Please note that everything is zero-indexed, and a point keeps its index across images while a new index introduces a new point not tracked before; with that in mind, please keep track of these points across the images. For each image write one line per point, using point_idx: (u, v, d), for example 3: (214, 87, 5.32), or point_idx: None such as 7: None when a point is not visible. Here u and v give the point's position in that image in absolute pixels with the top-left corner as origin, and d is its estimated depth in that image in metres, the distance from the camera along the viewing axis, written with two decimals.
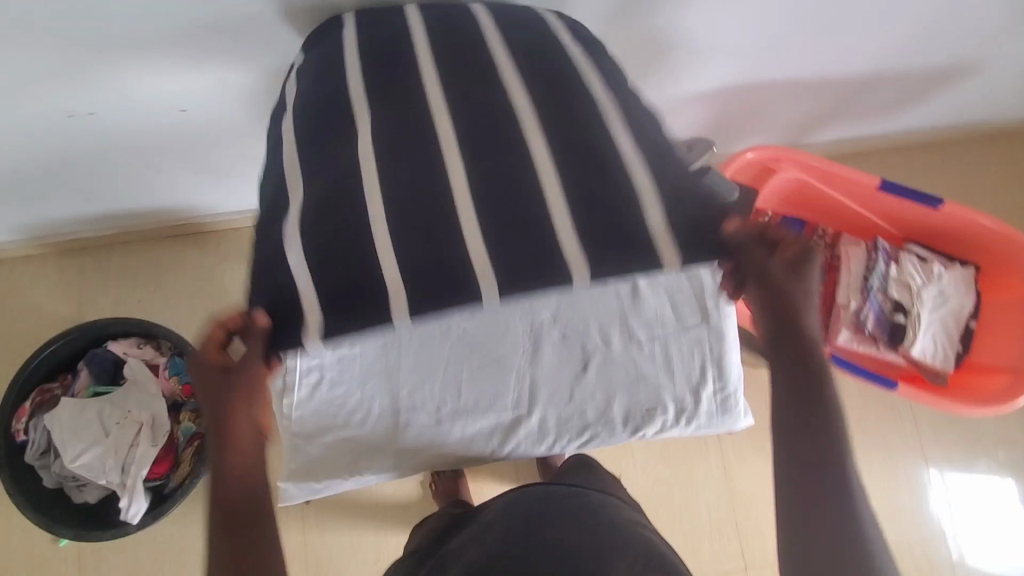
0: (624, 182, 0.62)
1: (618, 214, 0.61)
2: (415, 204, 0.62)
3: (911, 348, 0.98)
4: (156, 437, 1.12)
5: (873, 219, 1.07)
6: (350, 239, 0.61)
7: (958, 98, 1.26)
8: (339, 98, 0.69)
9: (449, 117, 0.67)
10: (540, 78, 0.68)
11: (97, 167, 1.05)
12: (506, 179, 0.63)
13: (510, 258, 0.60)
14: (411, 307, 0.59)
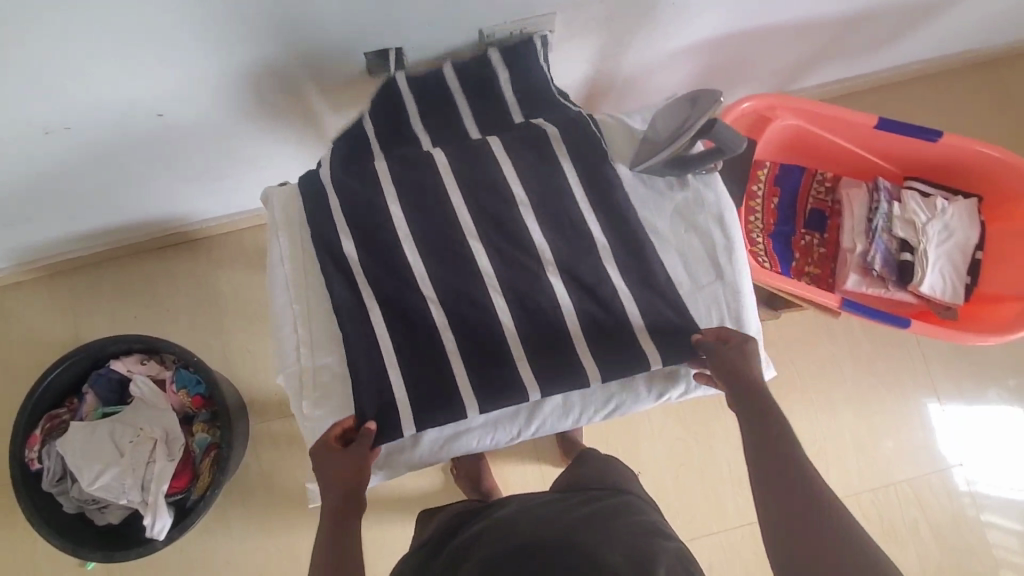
0: (617, 293, 0.79)
1: (616, 323, 0.79)
2: (464, 313, 0.77)
3: (920, 285, 0.98)
4: (173, 451, 1.11)
5: (872, 159, 1.06)
6: (415, 335, 0.77)
7: (945, 29, 1.25)
8: (371, 197, 0.78)
9: (475, 227, 0.79)
10: (545, 183, 0.80)
11: (78, 183, 1.01)
12: (528, 294, 0.78)
13: (542, 354, 0.77)
14: (477, 400, 0.75)
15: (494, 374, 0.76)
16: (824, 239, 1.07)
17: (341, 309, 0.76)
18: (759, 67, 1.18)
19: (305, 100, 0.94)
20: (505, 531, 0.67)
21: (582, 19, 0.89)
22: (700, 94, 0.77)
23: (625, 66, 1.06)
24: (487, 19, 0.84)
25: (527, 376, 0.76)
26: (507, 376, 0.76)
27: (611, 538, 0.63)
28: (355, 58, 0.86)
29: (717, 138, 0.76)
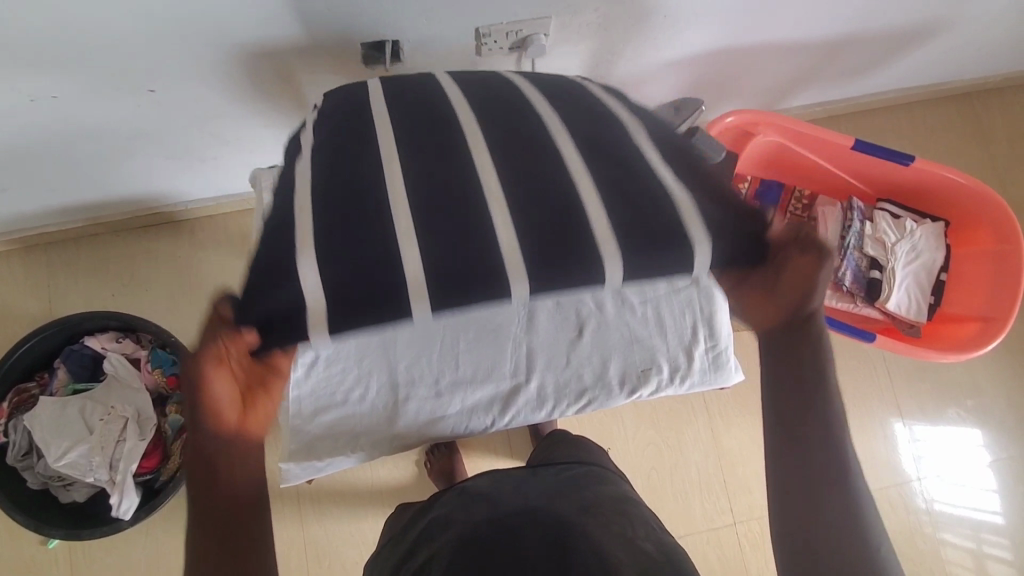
0: (660, 197, 0.61)
1: (650, 205, 0.61)
2: (449, 224, 0.60)
3: (887, 302, 1.01)
4: (144, 431, 1.09)
5: (848, 179, 1.11)
6: (368, 225, 0.59)
7: (923, 59, 1.30)
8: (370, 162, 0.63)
9: (492, 170, 0.62)
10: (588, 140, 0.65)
11: (64, 154, 1.00)
12: (550, 207, 0.61)
13: (538, 240, 0.60)
14: (434, 302, 0.58)
15: (478, 287, 0.58)
16: None
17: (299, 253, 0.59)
18: (745, 84, 1.22)
19: (298, 86, 0.94)
20: (475, 506, 0.67)
21: (577, 25, 0.91)
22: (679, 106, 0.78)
23: (617, 75, 1.08)
24: (483, 17, 0.86)
25: (512, 258, 0.59)
26: (486, 276, 0.58)
27: (585, 512, 0.64)
28: (350, 47, 0.87)
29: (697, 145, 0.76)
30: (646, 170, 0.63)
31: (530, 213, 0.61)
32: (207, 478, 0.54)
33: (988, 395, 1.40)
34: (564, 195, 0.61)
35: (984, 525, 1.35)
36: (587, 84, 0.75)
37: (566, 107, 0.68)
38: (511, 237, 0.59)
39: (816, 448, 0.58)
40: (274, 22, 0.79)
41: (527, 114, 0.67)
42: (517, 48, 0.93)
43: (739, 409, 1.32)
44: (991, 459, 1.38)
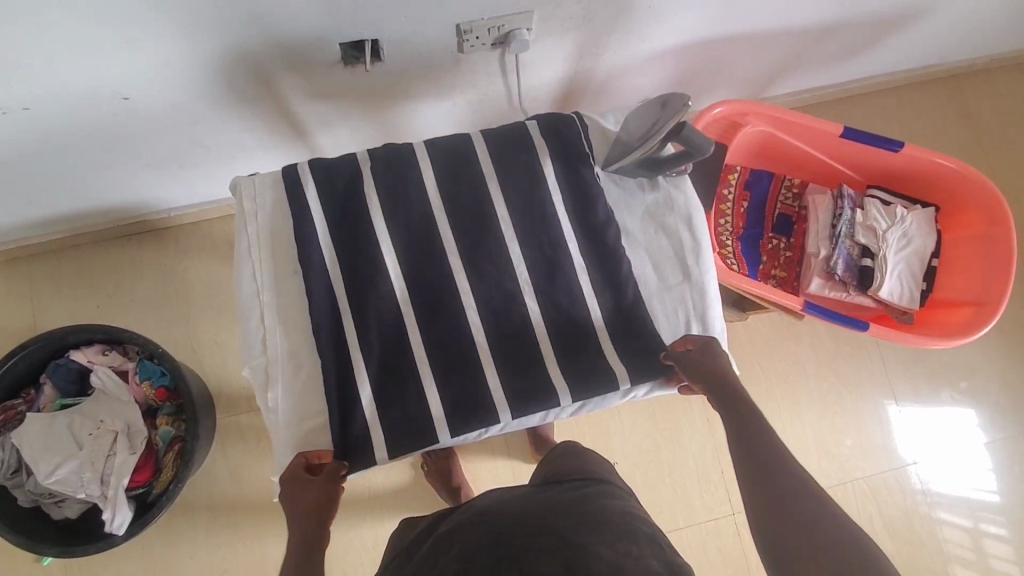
0: (595, 344, 0.73)
1: (586, 352, 0.73)
2: (450, 361, 0.71)
3: (879, 290, 1.01)
4: (134, 445, 1.08)
5: (838, 167, 1.10)
6: (392, 349, 0.71)
7: (910, 42, 1.29)
8: (370, 268, 0.72)
9: (474, 305, 0.72)
10: (541, 259, 0.74)
11: (39, 166, 0.98)
12: (517, 342, 0.72)
13: (515, 378, 0.71)
14: (453, 429, 0.69)
15: (472, 416, 0.70)
16: (790, 243, 1.10)
17: (328, 379, 0.69)
18: (731, 72, 1.21)
19: (277, 90, 0.92)
20: (483, 521, 0.67)
21: (559, 18, 0.89)
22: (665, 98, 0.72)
23: (601, 68, 1.07)
24: (463, 13, 0.84)
25: (497, 395, 0.70)
26: (482, 413, 0.70)
27: (591, 525, 0.64)
28: (328, 47, 0.84)
29: (686, 143, 0.72)
30: (583, 313, 0.74)
31: (502, 342, 0.72)
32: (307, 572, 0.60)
33: (981, 375, 1.41)
34: (524, 338, 0.72)
35: (980, 504, 1.36)
36: (532, 126, 0.78)
37: (534, 222, 0.75)
38: (495, 372, 0.71)
39: (778, 505, 0.56)
40: (248, 25, 0.77)
41: (497, 235, 0.74)
42: (500, 43, 0.91)
43: None
44: (985, 439, 1.38)
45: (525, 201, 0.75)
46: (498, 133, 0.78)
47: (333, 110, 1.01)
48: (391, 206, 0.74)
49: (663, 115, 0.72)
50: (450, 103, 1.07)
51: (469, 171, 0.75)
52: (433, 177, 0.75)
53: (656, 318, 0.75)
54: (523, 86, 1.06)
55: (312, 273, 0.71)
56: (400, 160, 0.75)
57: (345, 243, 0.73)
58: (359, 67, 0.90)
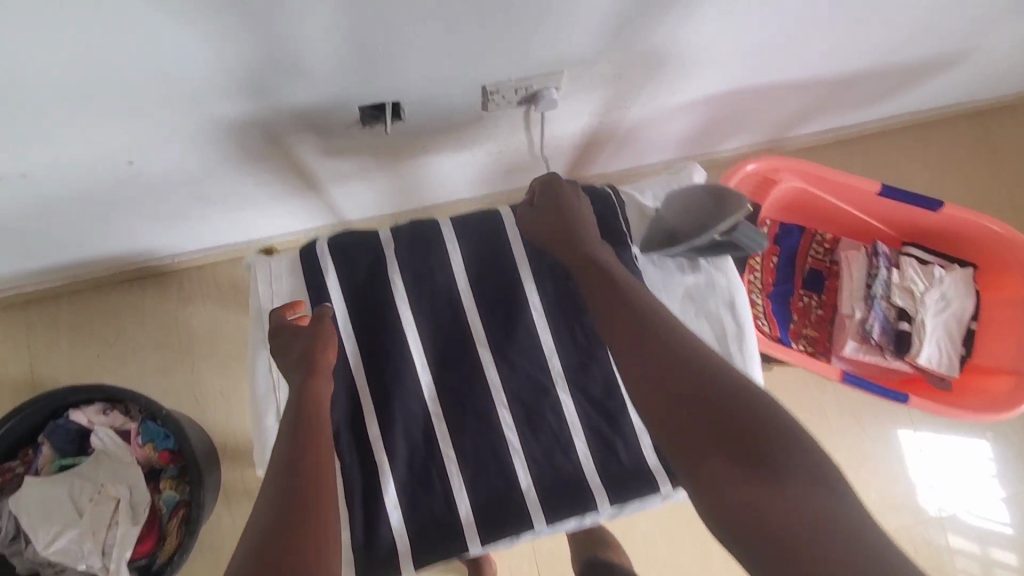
0: (633, 439, 0.69)
1: (623, 447, 0.69)
2: (480, 461, 0.67)
3: (918, 356, 0.97)
4: (137, 514, 1.03)
5: (872, 223, 1.05)
6: (418, 451, 0.67)
7: (942, 85, 1.25)
8: (394, 359, 0.68)
9: (506, 400, 0.69)
10: (574, 348, 0.71)
11: (36, 224, 0.92)
12: (553, 438, 0.69)
13: (550, 479, 0.67)
14: (484, 536, 0.66)
15: (503, 521, 0.66)
16: (822, 300, 1.05)
17: (353, 484, 0.65)
18: (758, 119, 1.17)
19: (291, 149, 0.87)
20: None
21: (590, 78, 0.85)
22: (720, 191, 0.72)
23: (627, 119, 1.02)
24: (491, 76, 0.79)
25: (531, 498, 0.67)
26: (514, 517, 0.66)
27: None
28: (346, 110, 0.80)
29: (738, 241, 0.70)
30: (620, 404, 0.70)
31: (536, 438, 0.68)
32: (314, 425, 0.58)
33: (1010, 424, 1.37)
34: (558, 435, 0.69)
35: (1005, 555, 1.32)
36: None
37: (567, 309, 0.71)
38: (528, 470, 0.68)
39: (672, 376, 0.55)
40: (262, 91, 0.72)
41: (529, 324, 0.70)
42: (526, 101, 0.86)
43: None
44: (998, 470, 1.35)
45: (559, 288, 0.71)
46: (527, 207, 0.73)
47: (347, 163, 0.95)
48: (417, 294, 0.69)
49: (724, 205, 0.70)
50: (469, 154, 1.02)
51: (498, 253, 0.71)
52: (461, 260, 0.71)
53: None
54: (546, 138, 1.02)
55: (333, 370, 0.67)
56: (426, 242, 0.71)
57: (369, 331, 0.68)
58: (379, 127, 0.85)
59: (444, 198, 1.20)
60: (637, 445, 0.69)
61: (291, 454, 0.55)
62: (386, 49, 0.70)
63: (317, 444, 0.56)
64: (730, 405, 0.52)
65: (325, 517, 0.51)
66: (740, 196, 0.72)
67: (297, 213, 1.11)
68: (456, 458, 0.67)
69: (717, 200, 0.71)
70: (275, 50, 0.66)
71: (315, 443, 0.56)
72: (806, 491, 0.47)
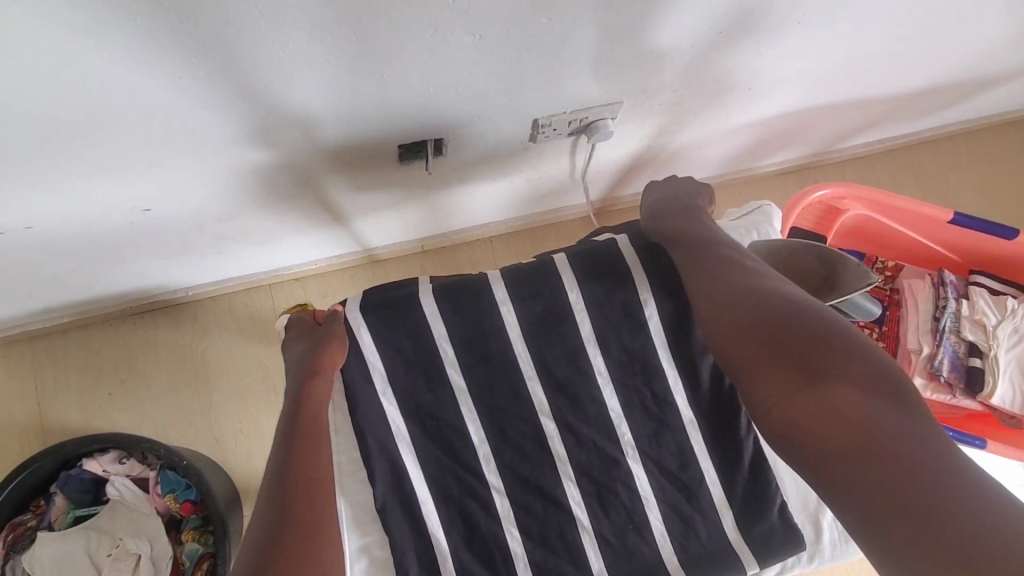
0: (712, 515, 0.62)
1: (702, 522, 0.62)
2: (546, 544, 0.61)
3: (992, 396, 0.90)
4: (158, 569, 0.97)
5: (937, 250, 0.99)
6: (478, 533, 0.61)
7: (999, 95, 1.18)
8: (452, 432, 0.62)
9: (571, 473, 0.63)
10: (645, 411, 0.64)
11: (43, 271, 0.86)
12: (625, 514, 0.62)
13: (622, 561, 0.61)
14: None
15: None
16: (883, 332, 0.99)
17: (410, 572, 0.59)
18: (810, 136, 1.10)
19: (321, 186, 0.80)
20: None
21: (647, 106, 0.78)
22: (844, 262, 0.62)
23: (677, 143, 0.95)
24: (542, 109, 0.72)
25: None
26: None
27: None
28: (383, 147, 0.73)
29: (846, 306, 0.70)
30: (697, 475, 0.63)
31: (605, 515, 0.62)
32: (310, 421, 0.56)
33: None
34: (629, 512, 0.62)
35: None
36: (632, 250, 0.67)
37: (635, 372, 0.64)
38: (598, 550, 0.61)
39: (733, 300, 0.55)
40: (291, 130, 0.66)
41: (594, 389, 0.64)
42: (577, 132, 0.80)
43: None
44: None
45: (627, 347, 0.65)
46: (591, 258, 0.66)
47: (379, 196, 0.88)
48: (473, 359, 0.63)
49: (843, 277, 0.62)
50: (507, 181, 0.94)
51: (558, 310, 0.64)
52: (518, 323, 0.64)
53: (787, 487, 0.64)
54: (590, 163, 0.95)
55: (380, 449, 0.61)
56: (481, 301, 0.64)
57: (422, 403, 0.62)
58: (417, 163, 0.78)
59: (475, 222, 1.12)
60: (718, 520, 0.62)
61: (282, 468, 0.53)
62: (431, 86, 0.63)
63: (315, 454, 0.54)
64: (779, 320, 0.51)
65: (308, 518, 0.50)
66: (870, 272, 0.62)
67: (320, 243, 1.03)
68: (521, 538, 0.61)
69: (838, 268, 0.62)
70: (310, 90, 0.60)
71: (315, 442, 0.55)
72: (853, 394, 0.43)
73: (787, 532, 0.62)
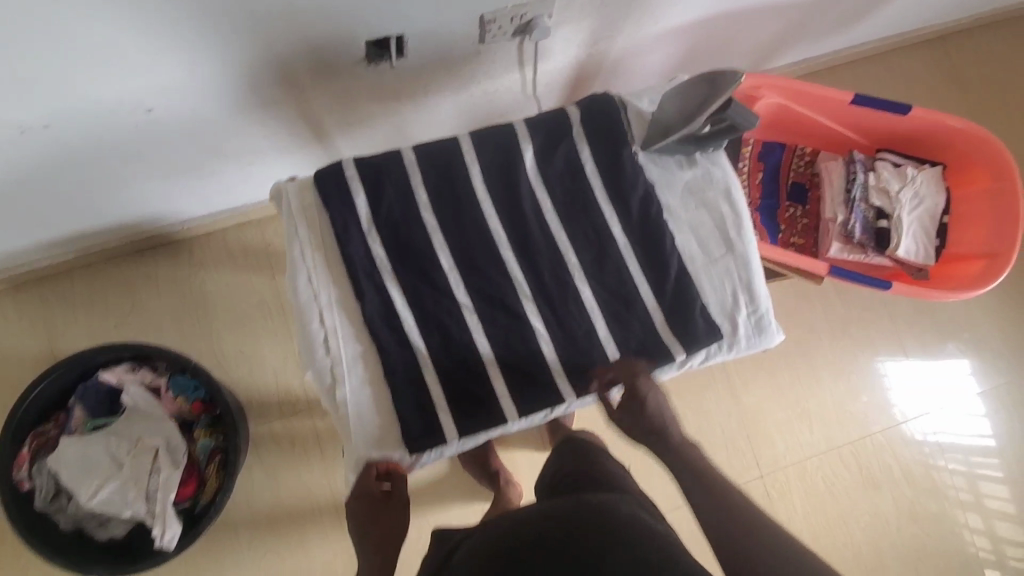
0: (646, 316, 0.75)
1: (637, 325, 0.74)
2: (511, 347, 0.73)
3: (897, 249, 1.05)
4: (177, 459, 1.07)
5: (847, 133, 1.13)
6: (453, 342, 0.72)
7: (900, 8, 1.33)
8: (426, 263, 0.73)
9: (529, 293, 0.74)
10: (586, 244, 0.76)
11: (55, 186, 0.95)
12: (574, 323, 0.74)
13: (571, 354, 0.73)
14: (518, 408, 0.71)
15: (536, 392, 0.72)
16: (806, 210, 1.13)
17: (397, 373, 0.71)
18: (736, 48, 1.23)
19: (301, 91, 0.92)
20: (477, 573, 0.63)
21: (578, 4, 0.91)
22: (719, 73, 0.76)
23: (615, 50, 1.08)
24: (489, 4, 0.85)
25: (559, 376, 0.72)
26: (543, 390, 0.72)
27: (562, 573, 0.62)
28: (355, 45, 0.85)
29: (731, 117, 0.75)
30: (633, 290, 0.75)
31: (558, 324, 0.74)
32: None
33: (983, 328, 1.46)
34: (579, 319, 0.74)
35: (978, 448, 1.41)
36: (573, 109, 0.78)
37: (576, 209, 0.76)
38: (554, 351, 0.73)
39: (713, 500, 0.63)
40: (275, 25, 0.77)
41: (543, 224, 0.75)
42: (521, 32, 0.92)
43: (755, 364, 1.39)
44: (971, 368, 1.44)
45: (570, 188, 0.76)
46: (537, 118, 0.78)
47: (352, 107, 1.00)
48: (440, 201, 0.75)
49: (720, 85, 0.75)
50: (465, 93, 1.07)
51: (509, 159, 0.76)
52: (479, 172, 0.76)
53: (705, 293, 0.76)
54: (538, 75, 1.08)
55: (366, 278, 0.72)
56: (447, 157, 0.76)
57: (400, 240, 0.73)
58: (384, 64, 0.90)
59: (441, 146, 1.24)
60: (651, 323, 0.75)
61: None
62: None
63: None
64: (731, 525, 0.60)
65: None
66: (736, 72, 0.74)
67: (306, 166, 1.15)
68: (488, 343, 0.72)
69: (713, 83, 0.75)
70: None
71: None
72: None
73: (707, 326, 0.75)
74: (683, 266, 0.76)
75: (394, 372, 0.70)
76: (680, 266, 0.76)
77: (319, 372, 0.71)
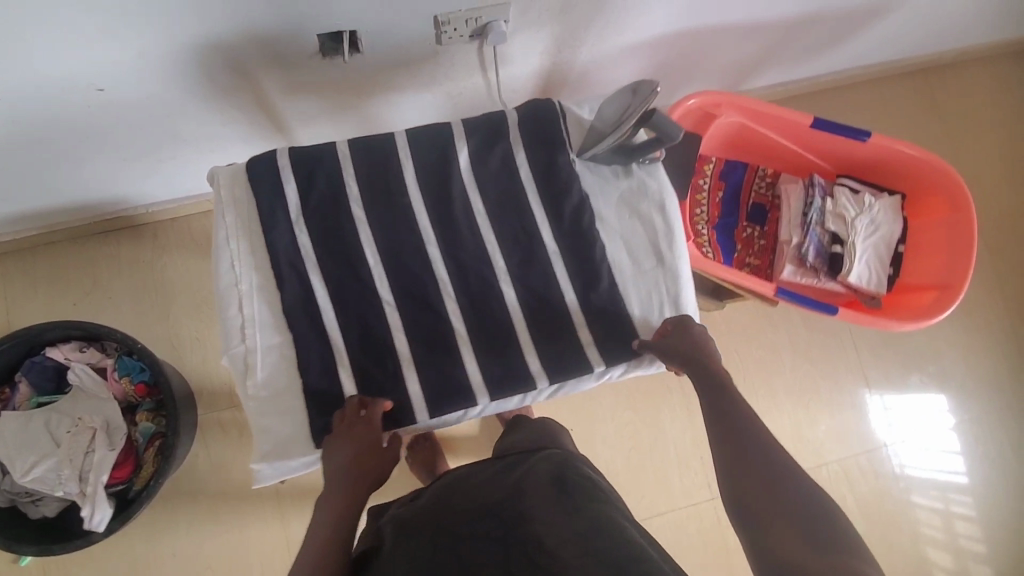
0: (569, 324, 0.75)
1: (559, 333, 0.74)
2: (429, 346, 0.72)
3: (849, 275, 1.04)
4: (113, 441, 1.08)
5: (808, 157, 1.12)
6: (371, 337, 0.72)
7: (876, 39, 1.33)
8: (351, 257, 0.73)
9: (451, 292, 0.74)
10: (515, 248, 0.76)
11: (10, 161, 0.96)
12: (495, 325, 0.73)
13: (490, 357, 0.73)
14: (430, 407, 0.71)
15: (449, 393, 0.71)
16: (764, 231, 1.13)
17: (312, 364, 0.70)
18: (706, 67, 1.23)
19: (256, 81, 0.93)
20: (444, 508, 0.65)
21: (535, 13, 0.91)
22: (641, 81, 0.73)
23: (578, 60, 1.08)
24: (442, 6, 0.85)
25: (474, 378, 0.72)
26: (457, 392, 0.71)
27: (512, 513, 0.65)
28: (306, 39, 0.85)
29: (657, 128, 0.73)
30: (558, 297, 0.75)
31: (478, 326, 0.73)
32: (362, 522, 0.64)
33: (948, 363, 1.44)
34: (500, 322, 0.74)
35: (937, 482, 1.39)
36: (513, 113, 0.78)
37: (508, 212, 0.76)
38: (471, 352, 0.73)
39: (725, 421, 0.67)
40: (223, 17, 0.77)
41: (472, 225, 0.75)
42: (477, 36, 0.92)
43: None
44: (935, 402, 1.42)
45: (504, 191, 0.77)
46: (476, 119, 0.78)
47: (310, 99, 1.01)
48: (370, 196, 0.75)
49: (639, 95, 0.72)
50: (427, 93, 1.07)
51: (443, 159, 0.76)
52: (412, 169, 0.76)
53: (632, 305, 0.76)
54: (501, 80, 1.08)
55: (289, 268, 0.72)
56: (382, 152, 0.76)
57: (327, 232, 0.74)
58: (338, 58, 0.91)
59: None
60: (574, 331, 0.74)
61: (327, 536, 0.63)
62: None
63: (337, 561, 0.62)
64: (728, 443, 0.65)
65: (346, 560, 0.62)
66: (654, 80, 0.71)
67: None
68: (406, 340, 0.72)
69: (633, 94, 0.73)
70: None
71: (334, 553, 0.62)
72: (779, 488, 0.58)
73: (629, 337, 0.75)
74: (612, 277, 0.76)
75: (310, 363, 0.70)
76: (609, 275, 0.76)
77: (235, 359, 0.71)
